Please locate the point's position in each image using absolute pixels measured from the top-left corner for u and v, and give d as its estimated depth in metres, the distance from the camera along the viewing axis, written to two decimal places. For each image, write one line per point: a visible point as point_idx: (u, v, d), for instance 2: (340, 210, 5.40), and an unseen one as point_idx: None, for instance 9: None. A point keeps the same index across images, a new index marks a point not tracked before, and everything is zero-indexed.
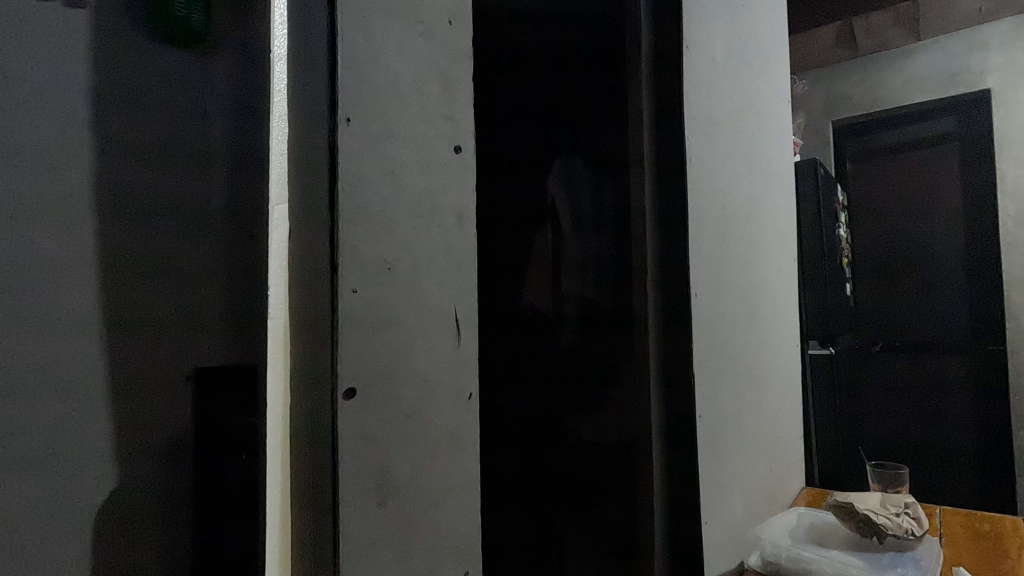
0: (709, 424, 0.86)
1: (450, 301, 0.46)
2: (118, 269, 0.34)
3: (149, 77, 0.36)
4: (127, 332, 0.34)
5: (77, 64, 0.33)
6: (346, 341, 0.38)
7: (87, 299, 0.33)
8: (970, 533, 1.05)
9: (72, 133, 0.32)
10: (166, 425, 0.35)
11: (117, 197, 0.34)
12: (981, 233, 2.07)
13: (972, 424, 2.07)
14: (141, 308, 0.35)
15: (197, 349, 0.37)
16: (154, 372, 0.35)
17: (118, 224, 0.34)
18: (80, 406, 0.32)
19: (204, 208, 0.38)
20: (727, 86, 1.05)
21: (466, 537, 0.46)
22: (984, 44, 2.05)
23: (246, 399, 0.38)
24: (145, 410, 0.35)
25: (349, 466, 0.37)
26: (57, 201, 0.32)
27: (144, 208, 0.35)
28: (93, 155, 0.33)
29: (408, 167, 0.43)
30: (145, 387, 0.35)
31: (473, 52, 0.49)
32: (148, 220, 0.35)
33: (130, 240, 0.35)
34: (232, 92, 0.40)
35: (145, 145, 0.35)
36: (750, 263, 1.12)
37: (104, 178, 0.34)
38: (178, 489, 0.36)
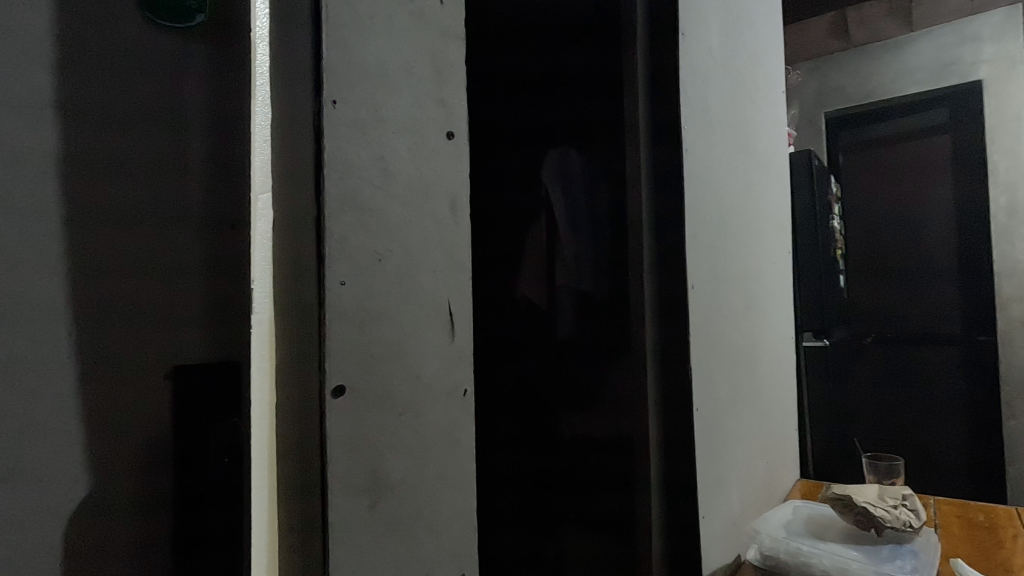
0: (707, 418, 0.85)
1: (444, 294, 0.44)
2: (87, 263, 0.32)
3: (125, 60, 0.34)
4: (100, 329, 0.32)
5: (41, 45, 0.30)
6: (334, 335, 0.36)
7: (58, 297, 0.31)
8: (965, 524, 1.05)
9: (37, 117, 0.30)
10: (141, 424, 0.33)
11: (86, 183, 0.32)
12: (973, 224, 2.06)
13: (963, 414, 2.08)
14: (116, 305, 0.33)
15: (176, 345, 0.35)
16: (129, 370, 0.33)
17: (89, 214, 0.32)
18: (51, 406, 0.30)
19: (184, 198, 0.36)
20: (723, 74, 1.03)
21: (463, 537, 0.45)
22: (977, 34, 2.03)
23: (229, 397, 0.37)
24: (117, 411, 0.33)
25: (338, 467, 0.35)
26: (19, 194, 0.29)
27: (118, 196, 0.33)
28: (59, 141, 0.31)
29: (399, 155, 0.41)
30: (122, 387, 0.33)
31: (466, 32, 0.47)
32: (121, 209, 0.33)
33: (101, 231, 0.32)
34: (211, 75, 0.38)
35: (117, 130, 0.33)
36: (747, 252, 1.11)
37: (72, 164, 0.31)
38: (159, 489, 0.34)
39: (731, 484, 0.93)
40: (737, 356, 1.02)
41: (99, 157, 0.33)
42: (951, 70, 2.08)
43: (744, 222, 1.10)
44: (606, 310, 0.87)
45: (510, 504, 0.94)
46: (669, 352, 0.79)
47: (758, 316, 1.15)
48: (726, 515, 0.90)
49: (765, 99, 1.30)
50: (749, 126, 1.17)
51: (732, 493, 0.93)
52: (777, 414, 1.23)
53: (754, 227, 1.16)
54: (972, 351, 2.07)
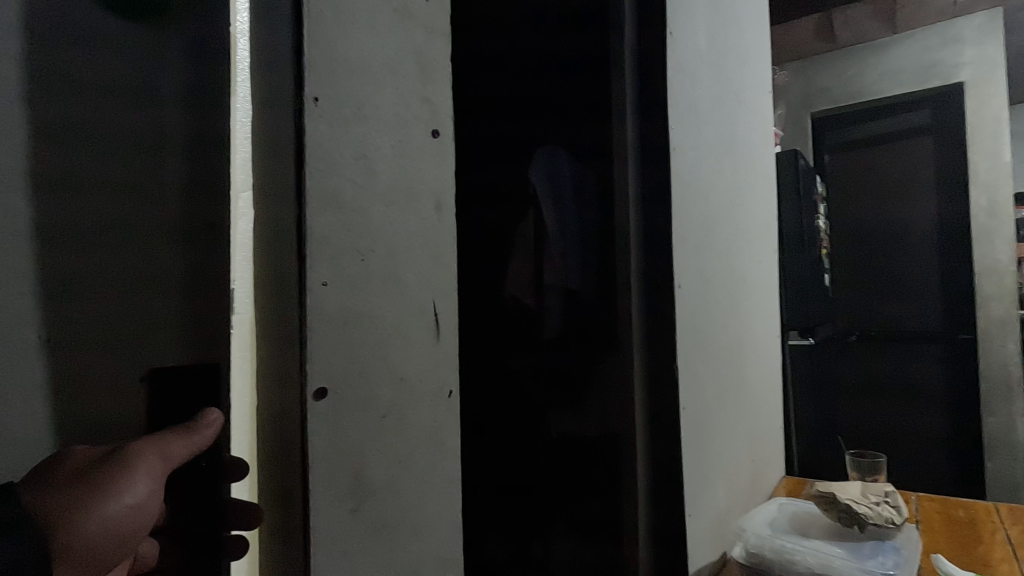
0: (691, 416, 0.85)
1: (429, 294, 0.43)
2: (60, 260, 0.30)
3: (89, 51, 0.32)
4: (73, 327, 0.31)
5: (10, 34, 0.29)
6: (315, 336, 0.35)
7: (26, 297, 0.29)
8: (944, 518, 1.08)
9: (7, 107, 0.28)
10: (104, 427, 0.33)
11: (53, 177, 0.30)
12: (955, 224, 2.10)
13: (944, 411, 2.12)
14: (89, 306, 0.32)
15: (146, 346, 0.35)
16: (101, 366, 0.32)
17: (61, 219, 0.31)
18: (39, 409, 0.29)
19: (154, 200, 0.35)
20: (710, 73, 1.04)
21: (448, 540, 0.44)
22: (959, 37, 2.08)
23: (201, 402, 0.37)
24: (87, 412, 0.32)
25: (320, 470, 0.35)
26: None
27: (90, 195, 0.32)
28: (27, 130, 0.29)
29: (382, 153, 0.40)
30: (87, 385, 0.31)
31: (452, 30, 0.46)
32: (88, 209, 0.32)
33: (71, 227, 0.31)
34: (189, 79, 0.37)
35: (90, 114, 0.32)
36: (733, 252, 1.12)
37: (43, 156, 0.30)
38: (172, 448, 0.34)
39: (717, 482, 0.94)
40: (723, 355, 1.02)
41: (71, 151, 0.31)
42: (934, 72, 2.11)
43: (730, 222, 1.11)
44: (591, 310, 0.86)
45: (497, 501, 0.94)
46: (654, 351, 0.79)
47: (744, 316, 1.16)
48: (711, 513, 0.90)
49: (752, 99, 1.31)
50: (735, 126, 1.17)
51: (718, 490, 0.94)
52: (763, 412, 1.23)
53: (740, 226, 1.17)
54: (954, 347, 2.10)
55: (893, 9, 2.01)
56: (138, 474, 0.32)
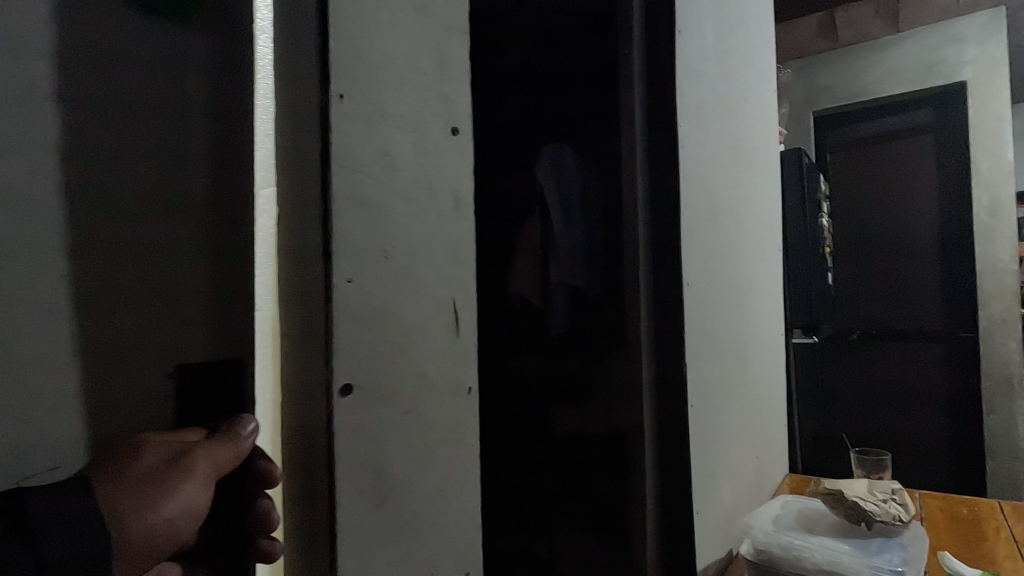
0: (699, 414, 0.86)
1: (449, 291, 0.43)
2: (93, 255, 0.32)
3: (119, 56, 0.34)
4: (106, 317, 0.33)
5: (47, 42, 0.30)
6: (341, 332, 0.35)
7: (59, 289, 0.31)
8: (949, 516, 1.08)
9: (44, 111, 0.30)
10: (137, 422, 0.34)
11: (87, 177, 0.32)
12: (957, 223, 2.10)
13: (944, 409, 2.12)
14: (122, 298, 0.34)
15: (171, 345, 0.36)
16: (129, 364, 0.34)
17: (86, 221, 0.32)
18: (66, 405, 0.31)
19: (182, 196, 0.37)
20: (717, 71, 1.04)
21: (467, 538, 0.44)
22: (961, 36, 2.08)
23: (226, 399, 0.39)
24: (117, 406, 0.33)
25: (346, 466, 0.35)
26: (32, 190, 0.30)
27: (114, 197, 0.33)
28: (62, 133, 0.31)
29: (404, 151, 0.40)
30: (114, 385, 0.33)
31: (470, 27, 0.46)
32: (120, 206, 0.34)
33: (105, 223, 0.33)
34: (210, 87, 0.39)
35: (123, 118, 0.34)
36: (739, 250, 1.12)
37: (77, 156, 0.32)
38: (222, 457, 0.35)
39: (723, 479, 0.94)
40: (728, 353, 1.02)
41: (95, 155, 0.32)
42: (936, 71, 2.11)
43: (736, 220, 1.11)
44: (599, 308, 0.86)
45: (504, 498, 0.94)
46: (663, 349, 0.80)
47: (749, 314, 1.16)
48: (717, 510, 0.91)
49: (757, 98, 1.31)
50: (741, 125, 1.17)
51: (724, 488, 0.94)
52: (767, 410, 1.24)
53: (745, 225, 1.17)
54: (954, 345, 2.11)
55: (896, 8, 2.00)
56: (195, 482, 0.33)
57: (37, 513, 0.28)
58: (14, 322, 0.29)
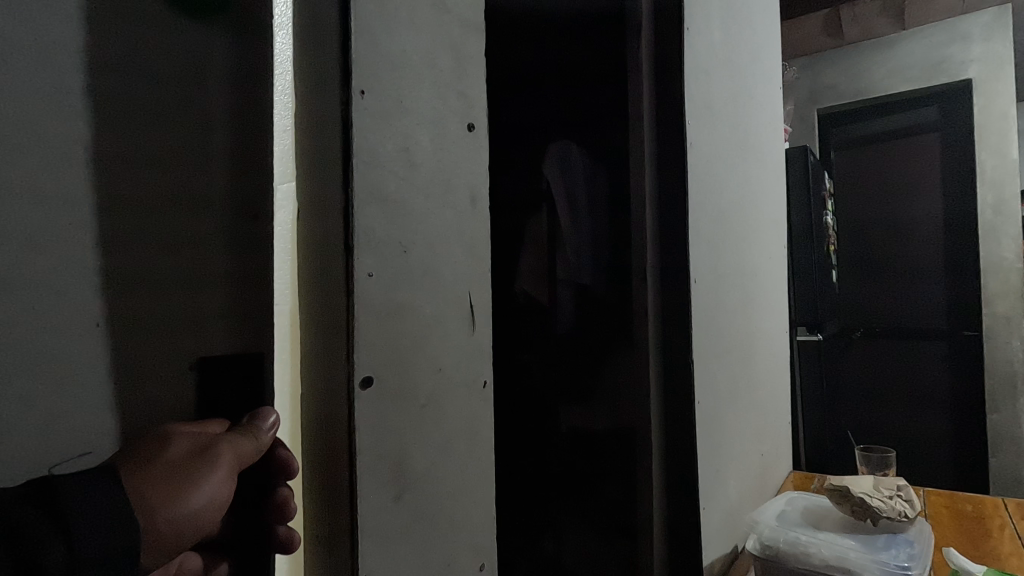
0: (706, 410, 0.86)
1: (465, 286, 0.44)
2: (122, 252, 0.32)
3: (144, 49, 0.33)
4: (134, 315, 0.32)
5: (75, 36, 0.30)
6: (362, 325, 0.36)
7: (88, 287, 0.30)
8: (953, 513, 1.08)
9: (73, 107, 0.30)
10: (159, 412, 0.34)
11: (116, 173, 0.32)
12: (961, 221, 2.10)
13: (948, 407, 2.12)
14: (149, 296, 0.33)
15: (193, 335, 0.35)
16: (153, 353, 0.33)
17: (115, 211, 0.32)
18: (92, 393, 0.30)
19: (204, 193, 0.36)
20: (724, 69, 1.04)
21: (481, 530, 0.45)
22: (966, 34, 2.08)
23: (247, 392, 0.39)
24: (141, 396, 0.32)
25: (366, 457, 0.35)
26: (62, 188, 0.29)
27: (142, 187, 0.33)
28: (91, 129, 0.30)
29: (422, 147, 0.40)
30: (137, 374, 0.32)
31: (485, 24, 0.47)
32: (146, 203, 0.33)
33: (133, 220, 0.32)
34: (231, 76, 0.38)
35: (149, 112, 0.33)
36: (744, 248, 1.12)
37: (105, 152, 0.31)
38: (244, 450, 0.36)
39: (729, 475, 0.95)
40: (734, 349, 1.03)
41: (121, 138, 0.32)
42: (941, 69, 2.11)
43: (742, 218, 1.11)
44: (606, 305, 0.86)
45: (510, 492, 0.95)
46: (671, 346, 0.80)
47: (755, 311, 1.16)
48: (723, 505, 0.91)
49: (763, 96, 1.31)
50: (747, 122, 1.17)
51: (729, 484, 0.95)
52: (772, 407, 1.24)
53: (751, 222, 1.17)
54: (957, 344, 2.11)
55: (902, 5, 2.00)
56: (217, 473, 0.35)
57: (75, 497, 0.28)
58: (46, 319, 0.28)
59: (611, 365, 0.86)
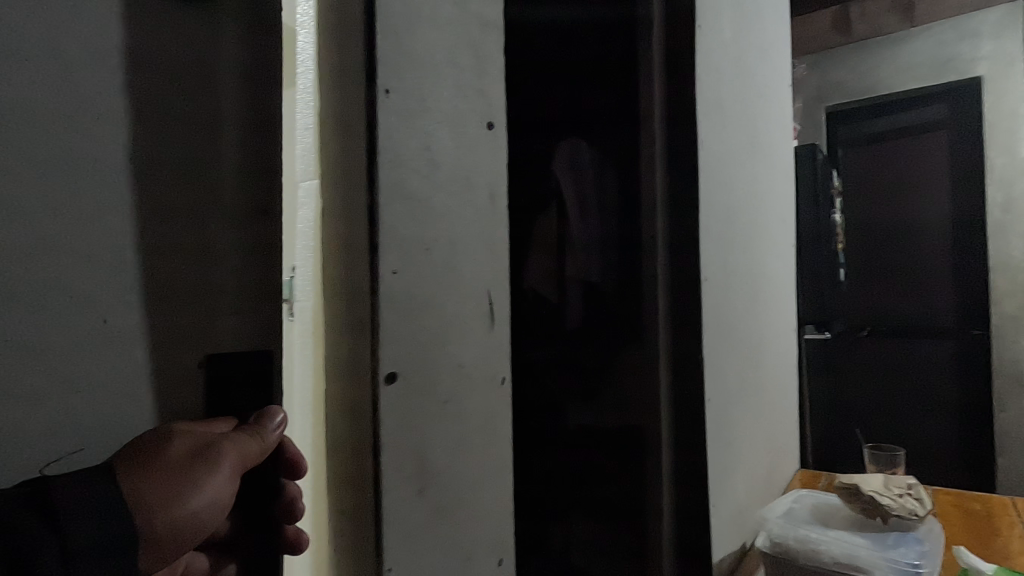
0: (715, 408, 0.86)
1: (485, 284, 0.44)
2: (155, 250, 0.33)
3: (170, 54, 0.34)
4: (165, 310, 0.34)
5: (108, 47, 0.31)
6: (387, 322, 0.36)
7: (122, 287, 0.32)
8: (962, 512, 1.08)
9: (105, 113, 0.31)
10: (172, 410, 0.34)
11: (146, 175, 0.33)
12: (970, 219, 2.09)
13: (955, 406, 2.11)
14: (177, 293, 0.35)
15: (204, 335, 0.36)
16: (167, 351, 0.34)
17: (148, 212, 0.33)
18: (107, 391, 0.31)
19: (224, 191, 0.37)
20: (734, 67, 1.04)
21: (500, 527, 0.45)
22: (976, 31, 2.06)
23: (257, 390, 0.39)
24: (154, 396, 0.33)
25: (391, 452, 0.36)
26: (99, 191, 0.31)
27: (173, 189, 0.34)
28: (125, 135, 0.32)
29: (444, 145, 0.41)
30: (151, 374, 0.33)
31: (503, 23, 0.47)
32: (174, 203, 0.34)
33: (163, 220, 0.34)
34: (247, 79, 0.39)
35: (176, 116, 0.35)
36: (754, 246, 1.12)
37: (138, 156, 0.33)
38: (250, 451, 0.35)
39: (738, 473, 0.95)
40: (743, 347, 1.03)
41: (136, 140, 0.33)
42: (951, 67, 2.10)
43: (751, 215, 1.11)
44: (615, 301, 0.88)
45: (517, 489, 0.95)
46: (683, 344, 0.80)
47: (763, 310, 1.16)
48: (732, 503, 0.91)
49: (772, 93, 1.30)
50: (757, 120, 1.17)
51: (738, 482, 0.95)
52: (780, 405, 1.24)
53: (760, 220, 1.17)
54: (965, 343, 2.10)
55: None
56: (221, 473, 0.34)
57: (63, 495, 0.27)
58: (85, 313, 0.30)
59: (621, 362, 0.87)
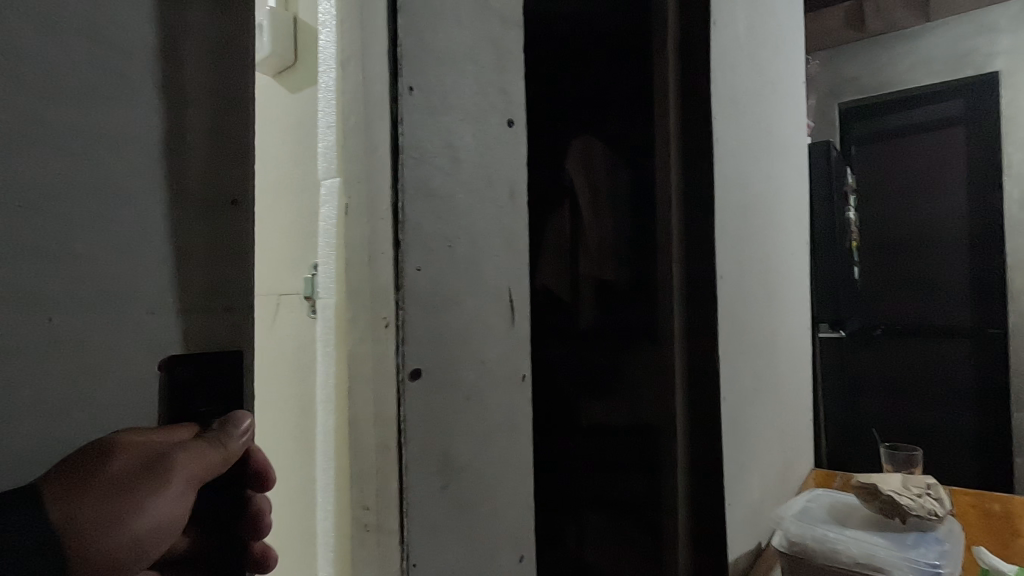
0: (730, 406, 0.86)
1: (506, 281, 0.44)
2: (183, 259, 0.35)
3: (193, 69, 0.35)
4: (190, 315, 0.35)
5: (143, 64, 0.33)
6: (410, 319, 0.36)
7: (156, 292, 0.33)
8: (980, 513, 1.07)
9: (142, 128, 0.33)
10: (131, 415, 0.32)
11: (177, 185, 0.34)
12: (987, 216, 2.06)
13: (972, 405, 2.08)
14: (202, 299, 0.36)
15: (168, 336, 0.34)
16: (120, 355, 0.32)
17: (176, 218, 0.34)
18: (105, 397, 0.31)
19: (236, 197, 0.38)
20: (748, 63, 1.03)
21: (521, 525, 0.45)
22: (993, 26, 2.04)
23: (228, 395, 0.37)
24: (107, 407, 0.31)
25: (415, 447, 0.36)
26: (138, 204, 0.32)
27: (196, 201, 0.35)
28: (156, 149, 0.33)
29: (465, 142, 0.41)
30: (99, 381, 0.31)
31: (524, 20, 0.46)
32: (200, 212, 0.36)
33: (193, 228, 0.35)
34: (216, 68, 0.37)
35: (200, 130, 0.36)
36: (768, 244, 1.11)
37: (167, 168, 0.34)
38: (208, 461, 0.34)
39: (753, 472, 0.94)
40: (758, 345, 1.02)
41: (165, 152, 0.34)
42: (966, 62, 2.08)
43: (766, 213, 1.10)
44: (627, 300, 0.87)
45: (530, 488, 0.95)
46: (698, 342, 0.80)
47: (778, 308, 1.15)
48: (748, 503, 0.91)
49: (787, 89, 1.29)
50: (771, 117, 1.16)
51: (753, 482, 0.94)
52: (794, 404, 1.23)
53: (775, 217, 1.16)
54: (982, 342, 2.07)
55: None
56: (171, 488, 0.32)
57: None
58: (117, 318, 0.31)
59: (635, 363, 0.85)
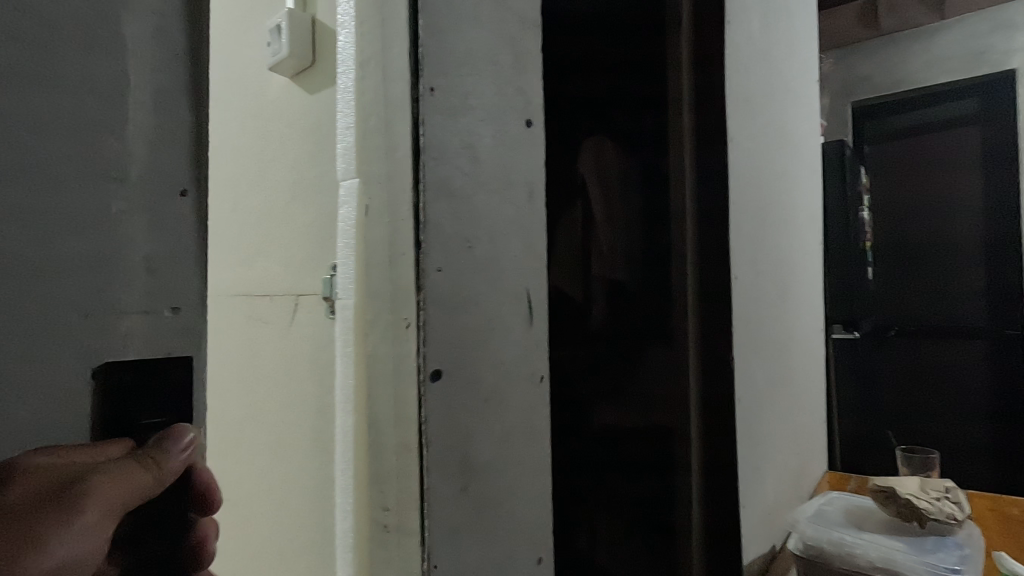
0: (745, 407, 0.85)
1: (526, 282, 0.43)
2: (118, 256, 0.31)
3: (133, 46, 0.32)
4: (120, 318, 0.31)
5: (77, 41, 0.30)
6: (432, 318, 0.36)
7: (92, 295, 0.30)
8: (1001, 518, 1.05)
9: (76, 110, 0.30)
10: (74, 427, 0.30)
11: (118, 173, 0.31)
12: (1002, 215, 2.03)
13: (990, 409, 2.02)
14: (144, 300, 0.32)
15: (115, 340, 0.31)
16: (48, 362, 0.29)
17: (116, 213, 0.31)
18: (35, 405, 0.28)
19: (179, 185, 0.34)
20: (763, 62, 1.02)
21: (541, 528, 0.44)
22: (1011, 22, 2.00)
23: (152, 394, 0.32)
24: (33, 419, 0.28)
25: (437, 447, 0.36)
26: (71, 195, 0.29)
27: (138, 193, 0.32)
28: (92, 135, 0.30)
29: (485, 142, 0.40)
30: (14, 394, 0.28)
31: (542, 20, 0.46)
32: (141, 206, 0.32)
33: (137, 218, 0.32)
34: (157, 50, 0.33)
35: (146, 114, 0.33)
36: (784, 243, 1.11)
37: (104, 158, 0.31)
38: (135, 484, 0.31)
39: (767, 474, 0.93)
40: (772, 346, 1.02)
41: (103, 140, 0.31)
42: (984, 59, 2.05)
43: (780, 213, 1.09)
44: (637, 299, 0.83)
45: None
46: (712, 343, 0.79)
47: (792, 308, 1.14)
48: (762, 505, 0.90)
49: (801, 89, 1.28)
50: (786, 116, 1.15)
51: (768, 484, 0.93)
52: (809, 405, 1.22)
53: (790, 217, 1.16)
54: (999, 344, 2.02)
55: None
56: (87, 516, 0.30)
57: None
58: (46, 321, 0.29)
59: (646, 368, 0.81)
